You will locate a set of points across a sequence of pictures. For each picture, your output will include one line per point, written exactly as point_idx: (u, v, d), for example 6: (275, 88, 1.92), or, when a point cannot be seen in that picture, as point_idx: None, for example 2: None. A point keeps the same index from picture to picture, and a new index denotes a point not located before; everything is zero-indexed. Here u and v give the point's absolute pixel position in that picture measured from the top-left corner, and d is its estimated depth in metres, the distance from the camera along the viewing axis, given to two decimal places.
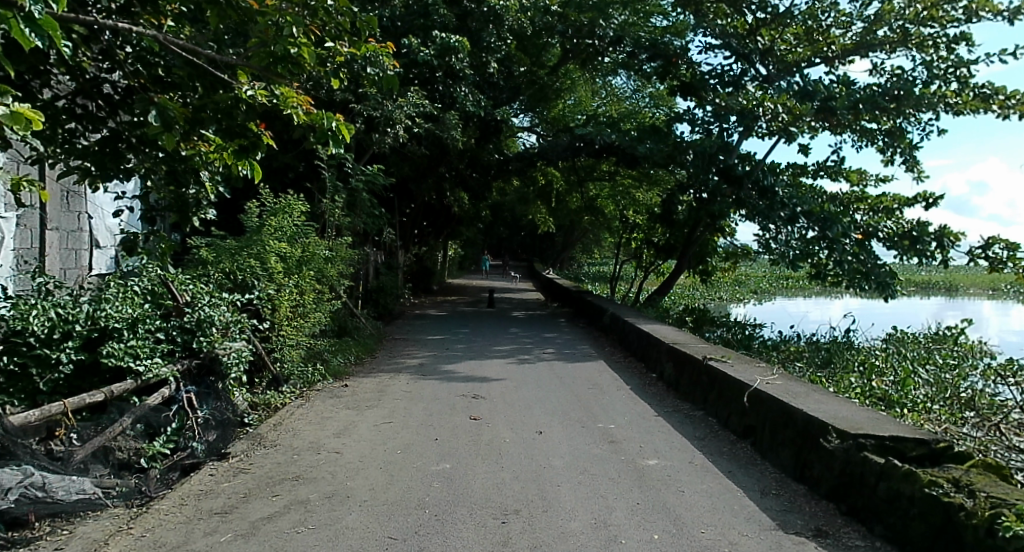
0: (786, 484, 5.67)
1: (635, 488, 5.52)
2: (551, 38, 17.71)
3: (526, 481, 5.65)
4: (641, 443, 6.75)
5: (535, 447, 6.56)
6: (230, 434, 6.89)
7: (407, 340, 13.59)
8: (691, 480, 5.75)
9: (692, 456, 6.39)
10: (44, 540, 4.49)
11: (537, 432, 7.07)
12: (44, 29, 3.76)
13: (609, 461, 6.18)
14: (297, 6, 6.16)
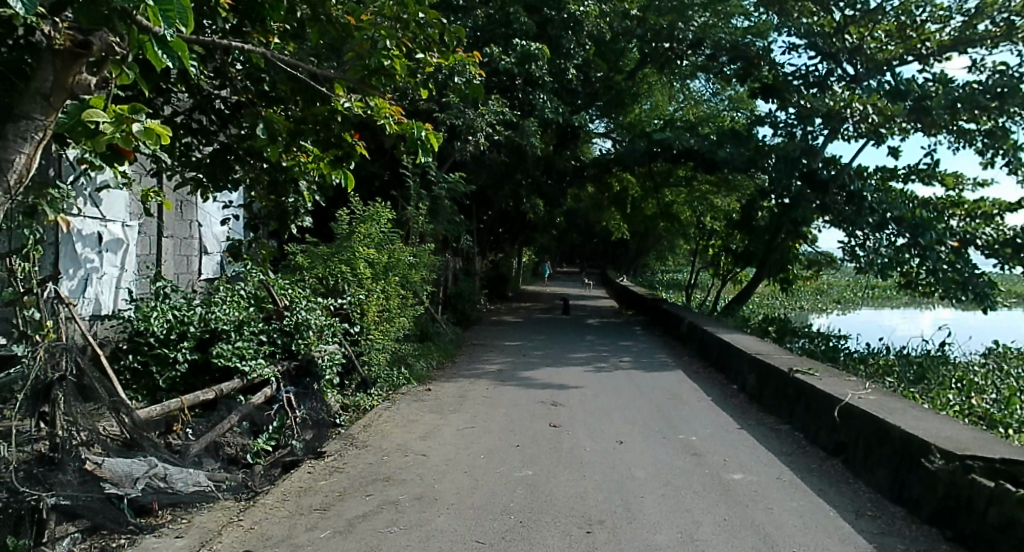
0: (883, 505, 5.52)
1: (721, 503, 5.49)
2: (629, 43, 17.69)
3: (609, 491, 5.69)
4: (726, 457, 6.67)
5: (616, 456, 6.59)
6: (325, 433, 7.22)
7: (485, 347, 13.75)
8: (781, 497, 5.66)
9: (780, 471, 6.29)
10: (166, 528, 4.70)
11: (618, 441, 7.07)
12: (174, 50, 3.82)
13: (694, 474, 6.15)
14: (390, 19, 6.44)
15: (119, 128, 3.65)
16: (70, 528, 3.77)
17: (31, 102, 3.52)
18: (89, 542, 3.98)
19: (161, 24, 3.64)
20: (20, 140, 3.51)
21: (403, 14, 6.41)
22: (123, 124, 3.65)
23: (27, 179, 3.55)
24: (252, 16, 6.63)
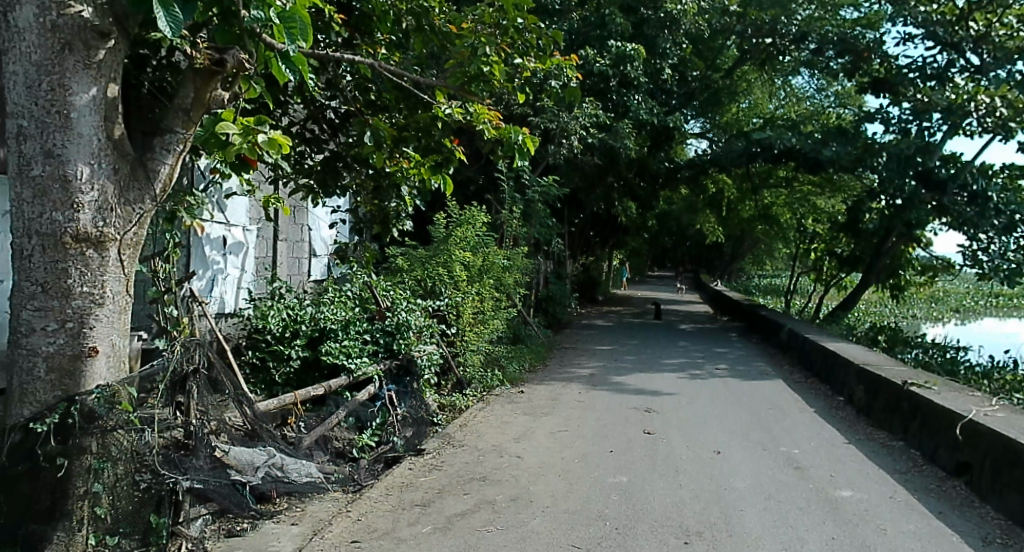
0: (1015, 533, 5.25)
1: (828, 520, 5.33)
2: (727, 40, 17.38)
3: (707, 502, 5.60)
4: (832, 472, 6.48)
5: (714, 467, 6.48)
6: (424, 431, 7.15)
7: (576, 351, 13.75)
8: (896, 518, 5.45)
9: (894, 491, 6.06)
10: (284, 515, 4.89)
11: (715, 451, 6.97)
12: (295, 65, 4.11)
13: (799, 489, 5.98)
14: (490, 26, 6.59)
15: (246, 139, 3.89)
16: (202, 511, 4.04)
17: (173, 116, 3.84)
18: (217, 525, 4.28)
19: (285, 41, 3.86)
20: (163, 151, 3.82)
21: (502, 20, 6.56)
22: (251, 136, 3.88)
23: (169, 186, 3.85)
24: (364, 28, 7.02)
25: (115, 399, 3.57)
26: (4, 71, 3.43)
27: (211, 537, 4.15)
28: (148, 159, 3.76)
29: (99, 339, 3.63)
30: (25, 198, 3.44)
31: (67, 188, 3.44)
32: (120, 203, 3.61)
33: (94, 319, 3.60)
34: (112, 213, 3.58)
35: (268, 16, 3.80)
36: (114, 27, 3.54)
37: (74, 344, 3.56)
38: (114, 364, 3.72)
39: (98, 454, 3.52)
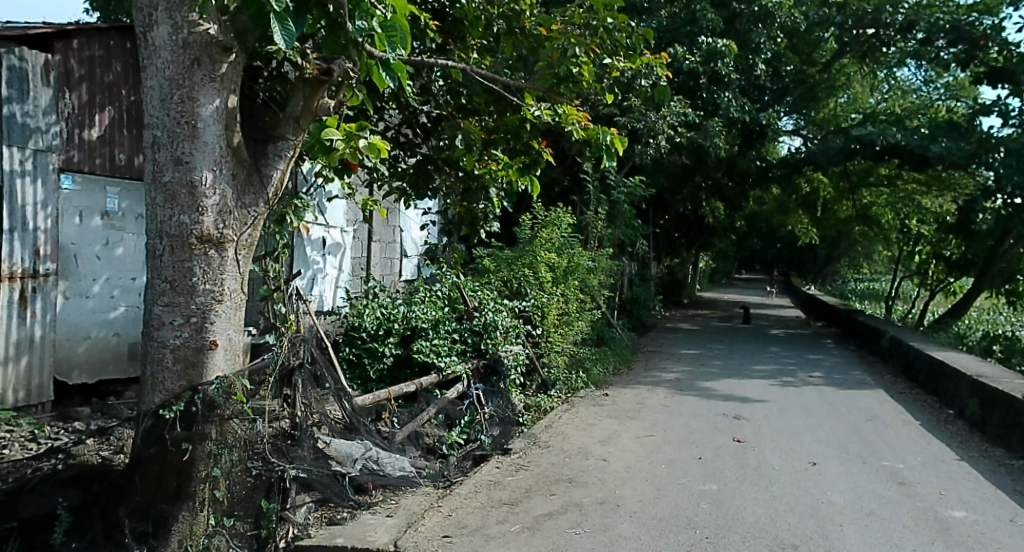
0: None
1: (936, 541, 4.88)
2: (824, 32, 16.85)
3: (803, 516, 5.21)
4: (943, 490, 6.05)
5: (810, 479, 6.12)
6: (512, 432, 6.94)
7: (662, 354, 13.56)
8: (1014, 542, 4.95)
9: (1013, 514, 5.56)
10: (380, 506, 4.71)
11: (811, 463, 6.63)
12: (396, 73, 4.14)
13: (904, 506, 5.55)
14: (580, 28, 6.64)
15: (348, 144, 4.20)
16: (307, 498, 4.23)
17: (285, 124, 4.04)
18: (320, 513, 4.35)
19: (386, 49, 3.97)
20: (276, 156, 4.04)
21: (592, 20, 6.58)
22: (352, 141, 4.17)
23: (280, 191, 4.07)
24: (456, 33, 7.20)
25: (231, 389, 3.80)
26: (144, 86, 3.75)
27: (314, 525, 4.26)
28: (263, 165, 3.99)
29: (218, 333, 3.86)
30: (158, 202, 3.73)
31: (193, 193, 3.70)
32: (238, 206, 3.84)
33: (215, 314, 3.83)
34: (231, 216, 3.82)
35: (371, 27, 3.95)
36: (235, 42, 3.79)
37: (197, 338, 3.81)
38: (230, 355, 3.94)
39: (217, 440, 3.79)
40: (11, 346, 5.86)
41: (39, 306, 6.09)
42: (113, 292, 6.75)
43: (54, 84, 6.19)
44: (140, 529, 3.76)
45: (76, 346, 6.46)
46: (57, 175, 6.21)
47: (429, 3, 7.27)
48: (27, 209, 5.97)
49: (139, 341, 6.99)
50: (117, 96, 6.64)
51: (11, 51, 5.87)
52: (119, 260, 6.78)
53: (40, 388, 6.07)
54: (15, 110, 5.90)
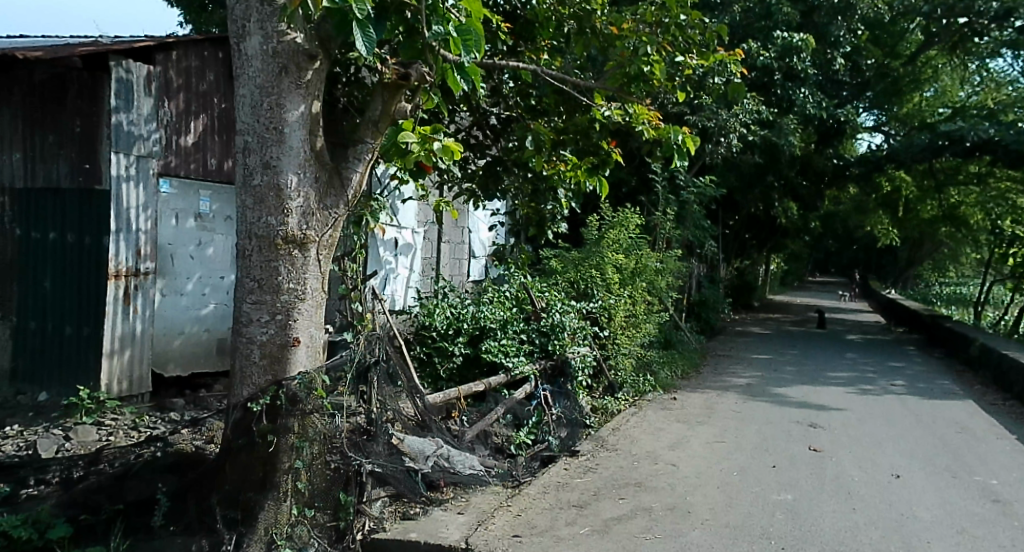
0: None
1: None
2: (910, 22, 16.23)
3: (886, 530, 5.05)
4: None
5: (892, 492, 5.93)
6: (578, 433, 7.04)
7: (732, 359, 13.30)
8: None
9: None
10: (451, 504, 4.79)
11: (894, 476, 6.41)
12: (470, 75, 4.32)
13: (995, 524, 5.32)
14: (652, 26, 6.59)
15: (423, 147, 4.28)
16: (381, 493, 4.34)
17: (364, 128, 4.17)
18: (394, 507, 4.53)
19: (461, 53, 4.03)
20: (355, 160, 4.18)
21: (664, 18, 6.55)
22: (427, 144, 4.26)
23: (359, 192, 4.21)
24: (526, 34, 7.24)
25: (312, 385, 3.93)
26: (236, 94, 3.90)
27: (389, 518, 4.43)
28: (343, 168, 4.14)
29: (300, 330, 4.00)
30: (248, 205, 3.89)
31: (279, 196, 3.84)
32: (319, 208, 3.99)
33: (297, 312, 3.97)
34: (313, 217, 3.96)
35: (447, 32, 4.01)
36: (319, 50, 3.92)
37: (282, 335, 3.95)
38: (311, 352, 4.07)
39: (299, 434, 3.92)
40: (116, 340, 6.20)
41: (140, 303, 6.39)
42: (203, 290, 7.06)
43: (155, 94, 6.43)
44: (229, 516, 3.93)
45: (171, 340, 6.80)
46: (157, 179, 6.51)
47: (501, 5, 7.32)
48: (130, 211, 6.26)
49: (227, 335, 7.30)
50: (209, 104, 6.91)
51: (118, 64, 6.11)
52: (209, 260, 7.09)
53: (139, 380, 6.40)
54: (121, 119, 6.19)
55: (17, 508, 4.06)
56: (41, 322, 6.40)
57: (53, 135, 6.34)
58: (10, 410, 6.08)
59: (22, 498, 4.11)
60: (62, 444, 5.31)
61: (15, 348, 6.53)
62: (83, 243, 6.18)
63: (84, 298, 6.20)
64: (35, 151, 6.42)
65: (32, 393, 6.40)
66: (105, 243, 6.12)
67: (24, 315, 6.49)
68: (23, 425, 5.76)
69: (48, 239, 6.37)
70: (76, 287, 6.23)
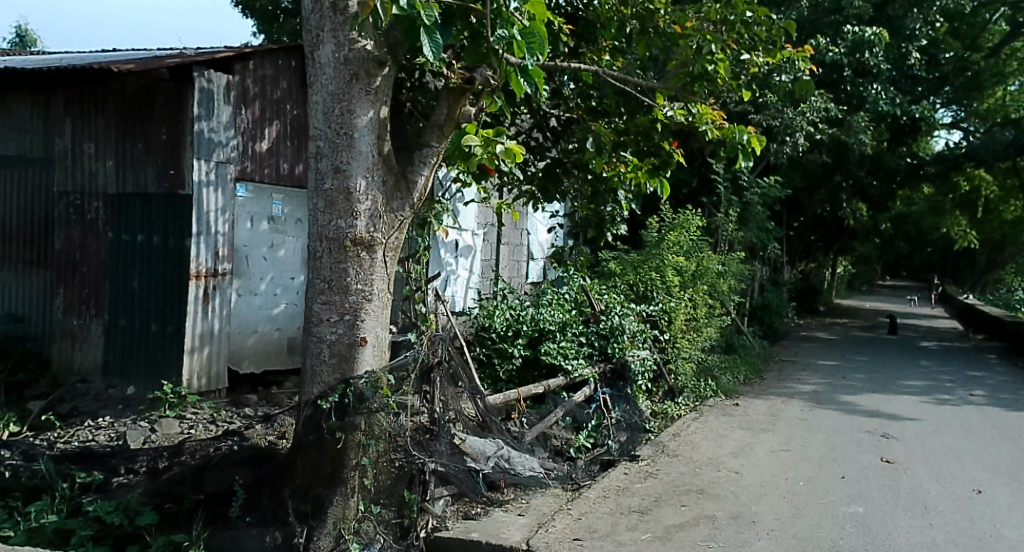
0: None
1: None
2: (992, 14, 15.62)
3: (964, 547, 4.87)
4: None
5: (972, 508, 5.71)
6: (639, 438, 6.95)
7: (797, 365, 13.01)
8: None
9: None
10: (511, 505, 4.87)
11: (975, 491, 6.18)
12: (533, 77, 4.26)
13: None
14: (718, 23, 6.55)
15: (486, 149, 4.24)
16: (443, 493, 4.41)
17: (430, 132, 4.34)
18: (456, 507, 4.59)
19: (525, 55, 4.08)
20: (422, 163, 4.30)
21: (730, 16, 6.47)
22: (490, 147, 4.22)
23: (425, 196, 4.31)
24: (588, 36, 7.20)
25: (378, 383, 4.01)
26: (310, 100, 4.02)
27: (451, 518, 4.48)
28: (409, 171, 4.24)
29: (368, 330, 4.09)
30: (320, 208, 3.99)
31: (349, 199, 3.94)
32: (386, 211, 4.08)
33: (365, 312, 4.06)
34: (381, 220, 4.05)
35: (511, 34, 4.05)
36: (388, 56, 4.01)
37: (350, 334, 4.05)
38: (377, 352, 4.16)
39: (365, 432, 4.00)
40: (196, 337, 6.44)
41: (218, 302, 6.63)
42: (275, 290, 7.27)
43: (233, 102, 6.65)
44: (301, 509, 4.04)
45: (246, 338, 7.02)
46: (234, 184, 6.72)
47: (563, 7, 7.29)
48: (210, 214, 6.48)
49: (296, 334, 7.52)
50: (283, 111, 7.10)
51: (202, 75, 6.34)
52: (281, 261, 7.29)
53: (216, 376, 6.65)
54: (202, 126, 6.41)
55: (109, 495, 4.38)
56: (130, 320, 6.66)
57: (142, 143, 6.59)
58: (101, 403, 6.39)
59: (113, 486, 4.40)
60: (149, 435, 5.54)
61: (105, 344, 6.80)
62: (168, 247, 6.45)
63: (169, 299, 6.45)
64: (125, 158, 6.70)
65: (121, 386, 6.69)
66: (187, 245, 6.35)
67: (114, 313, 6.76)
68: (113, 417, 6.06)
69: (137, 241, 6.63)
70: (162, 288, 6.48)
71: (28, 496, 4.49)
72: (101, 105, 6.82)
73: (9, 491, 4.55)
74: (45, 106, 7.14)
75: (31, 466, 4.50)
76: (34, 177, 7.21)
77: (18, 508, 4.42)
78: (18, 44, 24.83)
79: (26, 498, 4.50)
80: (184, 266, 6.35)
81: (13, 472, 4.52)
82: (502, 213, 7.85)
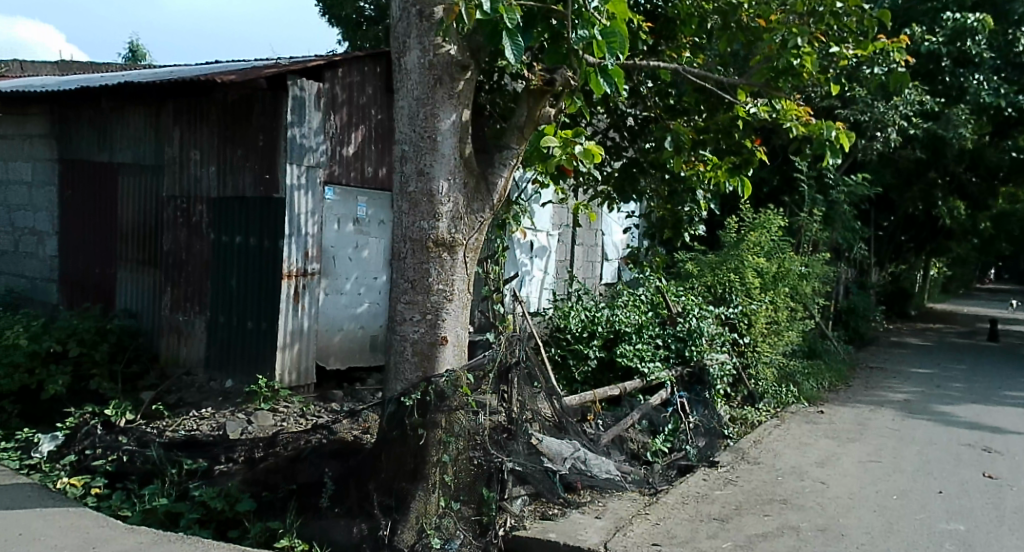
0: None
1: None
2: None
3: None
4: None
5: None
6: (717, 443, 6.72)
7: (886, 372, 12.52)
8: None
9: None
10: (588, 507, 4.79)
11: None
12: (612, 77, 4.18)
13: None
14: (805, 16, 6.33)
15: (564, 150, 4.36)
16: (522, 491, 4.47)
17: (511, 133, 4.35)
18: (533, 507, 4.60)
19: (605, 55, 4.08)
20: (501, 165, 4.31)
21: (818, 6, 6.27)
22: (568, 148, 4.33)
23: (504, 198, 4.35)
24: (667, 33, 7.16)
25: (458, 382, 4.11)
26: (396, 106, 4.12)
27: (529, 517, 4.51)
28: (489, 173, 4.28)
29: (448, 329, 4.17)
30: (403, 210, 4.09)
31: (432, 201, 4.02)
32: (467, 213, 4.15)
33: (446, 312, 4.14)
34: (461, 222, 4.12)
35: (592, 34, 4.05)
36: (471, 59, 4.08)
37: (431, 333, 4.13)
38: (458, 351, 4.24)
39: (446, 429, 4.08)
40: (288, 334, 6.68)
41: (308, 300, 6.85)
42: (359, 290, 7.45)
43: (323, 108, 6.84)
44: (386, 503, 4.12)
45: (332, 336, 7.22)
46: (322, 187, 6.92)
47: (642, 5, 7.26)
48: (301, 216, 6.71)
49: (379, 333, 7.70)
50: (368, 116, 7.25)
51: (295, 83, 6.57)
52: (364, 261, 7.47)
53: (305, 371, 6.88)
54: (295, 132, 6.63)
55: (212, 481, 4.58)
56: (228, 317, 6.95)
57: (241, 149, 6.86)
58: (203, 395, 6.73)
59: (216, 473, 4.63)
60: (245, 427, 5.75)
61: (207, 339, 7.11)
62: (264, 247, 6.70)
63: (263, 297, 6.71)
64: (226, 164, 6.98)
65: (221, 379, 7.01)
66: (280, 246, 6.60)
67: (215, 310, 7.06)
68: (214, 408, 6.35)
69: (235, 242, 6.92)
70: (258, 286, 6.74)
71: (142, 479, 4.75)
72: (205, 113, 7.12)
73: (124, 475, 4.81)
74: (156, 116, 7.51)
75: (144, 451, 4.77)
76: (147, 182, 7.61)
77: (134, 490, 4.68)
78: (129, 60, 26.35)
79: (140, 481, 4.76)
80: (277, 266, 6.59)
81: (128, 457, 4.81)
82: (579, 214, 7.86)
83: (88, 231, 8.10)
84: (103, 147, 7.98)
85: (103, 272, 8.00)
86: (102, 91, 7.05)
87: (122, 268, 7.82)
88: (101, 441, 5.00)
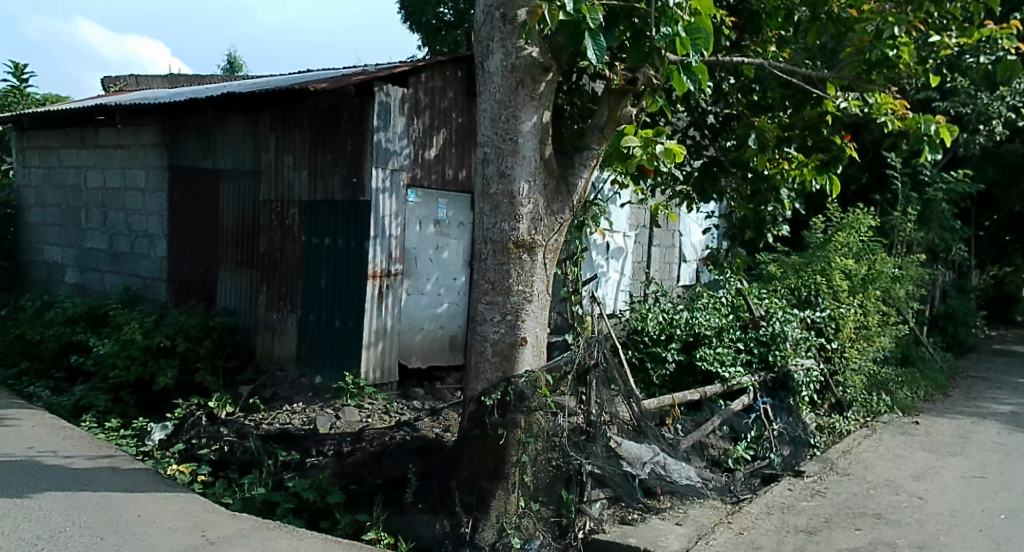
0: None
1: None
2: None
3: None
4: None
5: None
6: (802, 452, 6.57)
7: (987, 382, 11.88)
8: None
9: None
10: (668, 513, 4.75)
11: None
12: (696, 74, 4.13)
13: None
14: (901, 4, 6.01)
15: (646, 150, 4.22)
16: (600, 495, 4.43)
17: (591, 133, 4.39)
18: (613, 510, 4.58)
19: (688, 52, 4.04)
20: (580, 166, 4.35)
21: None
22: (649, 148, 4.20)
23: (583, 199, 4.34)
24: (752, 27, 7.01)
25: (537, 383, 4.14)
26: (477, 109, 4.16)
27: (608, 521, 4.47)
28: (569, 174, 4.30)
29: (527, 330, 4.18)
30: (484, 212, 4.12)
31: (513, 202, 4.04)
32: (547, 213, 4.16)
33: (526, 313, 4.16)
34: (541, 222, 4.13)
35: (676, 31, 4.05)
36: (552, 61, 4.09)
37: (511, 334, 4.16)
38: (536, 352, 4.25)
39: (525, 429, 4.10)
40: (372, 333, 6.83)
41: (391, 300, 6.98)
42: (439, 290, 7.55)
43: (406, 113, 6.96)
44: (466, 501, 4.16)
45: (414, 335, 7.34)
46: (405, 190, 7.04)
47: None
48: (386, 218, 6.84)
49: (458, 333, 7.78)
50: (449, 119, 7.32)
51: (381, 89, 6.69)
52: (444, 262, 7.57)
53: (389, 369, 7.02)
54: (380, 137, 6.76)
55: (304, 473, 4.76)
56: (318, 315, 7.15)
57: (331, 154, 7.05)
58: (295, 390, 6.95)
59: (307, 465, 4.84)
60: (333, 422, 5.94)
61: (298, 336, 7.34)
62: (350, 248, 6.87)
63: (350, 297, 6.87)
64: (317, 168, 7.18)
65: (310, 375, 7.22)
66: (366, 247, 6.75)
67: (305, 309, 7.28)
68: (304, 403, 6.53)
69: (324, 244, 7.12)
70: (345, 287, 6.91)
71: (241, 469, 4.94)
72: (298, 120, 7.35)
73: (226, 464, 5.04)
74: (254, 124, 7.79)
75: (244, 442, 5.04)
76: (246, 187, 7.90)
77: (234, 478, 4.87)
78: (226, 71, 27.41)
79: (239, 471, 4.95)
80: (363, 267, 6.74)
81: (230, 447, 5.11)
82: (659, 214, 7.79)
83: (193, 233, 8.46)
84: (207, 155, 8.32)
85: (206, 272, 8.34)
86: (206, 101, 7.36)
87: (222, 269, 8.14)
88: (205, 431, 5.40)
